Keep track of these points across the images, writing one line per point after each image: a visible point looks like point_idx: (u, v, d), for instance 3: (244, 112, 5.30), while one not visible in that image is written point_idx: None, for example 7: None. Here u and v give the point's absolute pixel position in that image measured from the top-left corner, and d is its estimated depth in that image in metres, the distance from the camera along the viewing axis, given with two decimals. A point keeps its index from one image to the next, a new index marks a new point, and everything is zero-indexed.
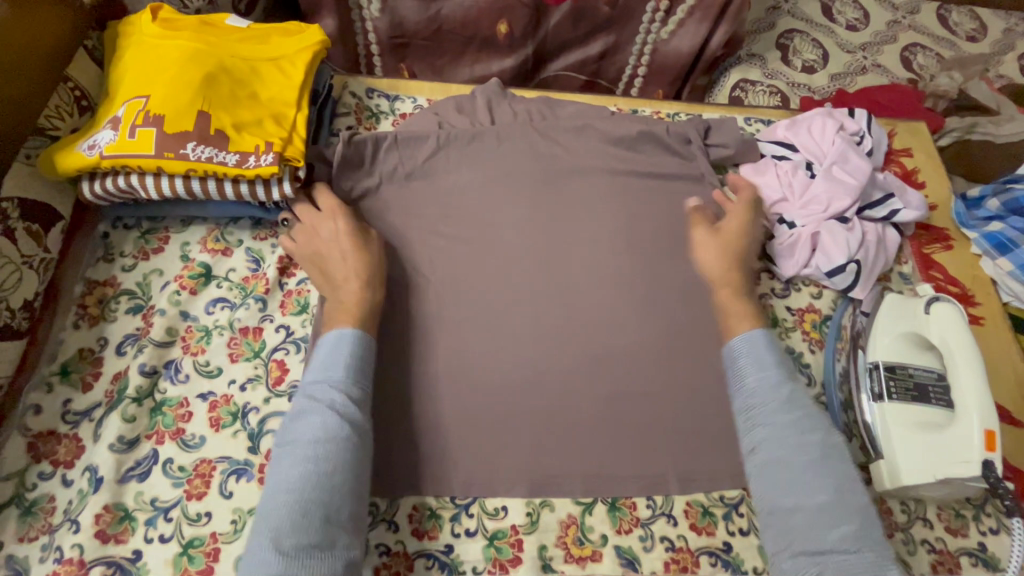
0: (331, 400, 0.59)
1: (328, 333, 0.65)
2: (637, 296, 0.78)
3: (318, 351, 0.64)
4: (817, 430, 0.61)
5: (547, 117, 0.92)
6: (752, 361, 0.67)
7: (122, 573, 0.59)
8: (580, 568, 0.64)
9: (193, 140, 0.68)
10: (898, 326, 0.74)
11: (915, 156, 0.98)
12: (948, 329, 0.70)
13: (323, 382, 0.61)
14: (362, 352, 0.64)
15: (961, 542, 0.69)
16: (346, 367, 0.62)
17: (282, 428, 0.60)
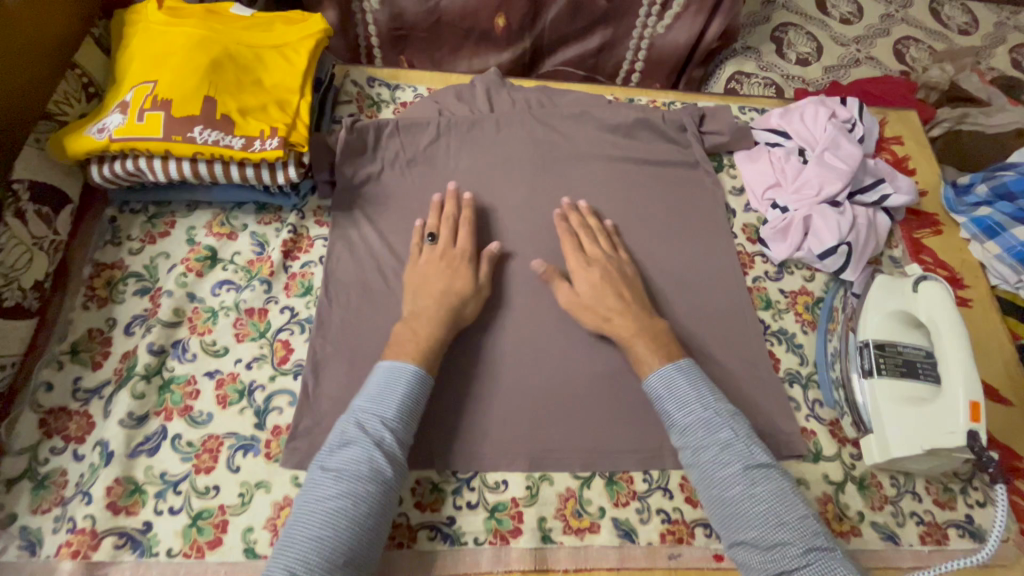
0: (381, 438, 0.60)
1: (385, 362, 0.65)
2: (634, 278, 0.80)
3: (372, 380, 0.64)
4: (743, 455, 0.61)
5: (545, 105, 0.94)
6: (670, 398, 0.66)
7: (134, 543, 0.60)
8: (579, 539, 0.66)
9: (200, 124, 0.69)
10: (886, 306, 0.75)
11: (905, 144, 1.00)
12: (934, 306, 0.71)
13: (375, 415, 0.61)
14: (416, 390, 0.64)
15: (949, 515, 0.71)
16: (400, 404, 0.62)
17: (324, 453, 0.61)
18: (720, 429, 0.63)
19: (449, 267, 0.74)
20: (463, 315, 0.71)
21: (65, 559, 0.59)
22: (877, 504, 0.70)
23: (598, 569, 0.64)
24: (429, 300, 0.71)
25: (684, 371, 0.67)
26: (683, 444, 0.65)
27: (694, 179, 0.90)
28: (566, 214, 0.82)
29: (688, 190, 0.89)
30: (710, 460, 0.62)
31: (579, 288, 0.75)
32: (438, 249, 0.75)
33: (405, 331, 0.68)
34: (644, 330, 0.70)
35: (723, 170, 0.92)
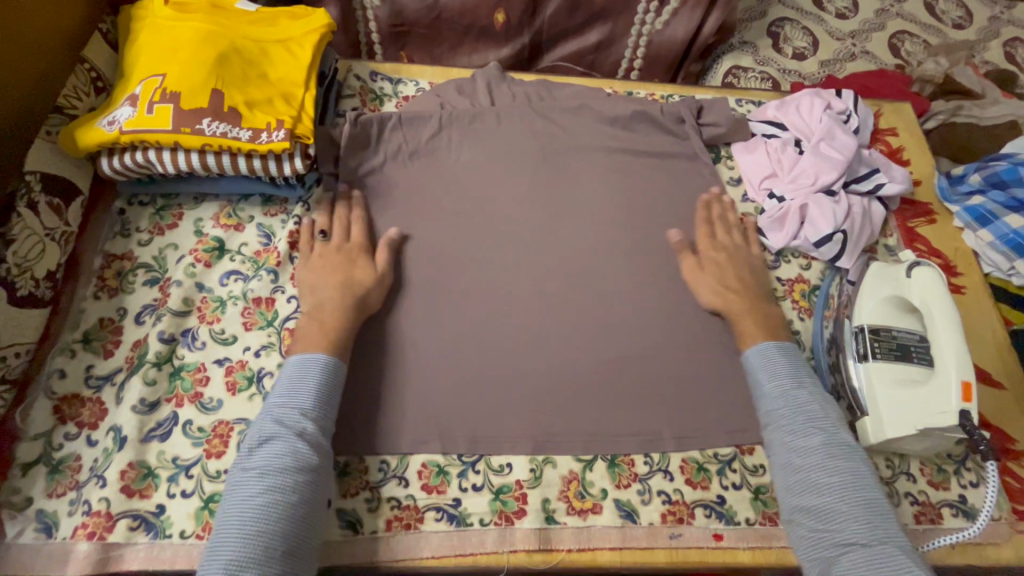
0: (302, 428, 0.62)
1: (296, 356, 0.67)
2: (634, 267, 0.82)
3: (283, 375, 0.66)
4: (826, 430, 0.66)
5: (546, 99, 0.95)
6: (766, 369, 0.71)
7: (147, 525, 0.62)
8: (582, 519, 0.67)
9: (208, 116, 0.71)
10: (880, 291, 0.77)
11: (900, 135, 1.02)
12: (928, 291, 0.73)
13: (290, 408, 0.63)
14: (329, 378, 0.66)
15: (943, 495, 0.72)
16: (315, 393, 0.64)
17: (243, 451, 0.61)
18: (808, 404, 0.68)
19: (346, 259, 0.75)
20: (367, 306, 0.73)
21: (82, 539, 0.60)
22: None
23: (601, 548, 0.66)
24: (332, 293, 0.72)
25: (784, 350, 0.72)
26: (768, 414, 0.69)
27: (692, 170, 0.91)
28: (710, 202, 0.87)
29: (687, 180, 0.90)
30: (789, 433, 0.66)
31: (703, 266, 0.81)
32: (331, 246, 0.77)
33: (311, 324, 0.69)
34: (750, 310, 0.76)
35: (721, 161, 0.94)
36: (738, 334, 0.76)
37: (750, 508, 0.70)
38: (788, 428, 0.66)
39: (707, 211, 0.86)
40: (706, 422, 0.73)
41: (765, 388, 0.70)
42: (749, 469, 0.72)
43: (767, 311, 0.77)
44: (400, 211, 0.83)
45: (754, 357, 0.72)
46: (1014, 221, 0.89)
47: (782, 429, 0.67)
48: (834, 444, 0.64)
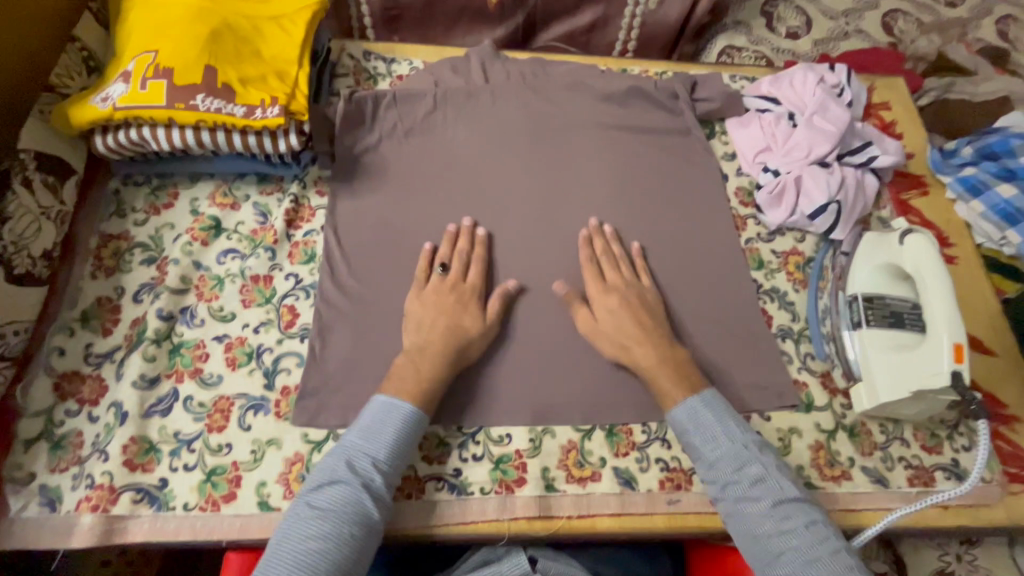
0: (370, 480, 0.60)
1: (383, 397, 0.65)
2: (631, 241, 0.82)
3: (367, 415, 0.64)
4: (775, 492, 0.62)
5: (540, 76, 0.95)
6: (696, 432, 0.66)
7: (151, 498, 0.63)
8: (581, 487, 0.68)
9: (202, 92, 0.71)
10: (873, 262, 0.78)
11: (894, 110, 1.02)
12: (922, 258, 0.72)
13: (365, 455, 0.61)
14: (409, 430, 0.64)
15: (936, 459, 0.73)
16: (392, 445, 0.62)
17: (308, 483, 0.60)
18: (751, 465, 0.63)
19: (458, 302, 0.72)
20: (465, 355, 0.70)
21: (85, 512, 0.61)
22: (867, 450, 0.73)
23: (600, 515, 0.67)
24: (435, 335, 0.69)
25: (708, 404, 0.67)
26: (712, 481, 0.65)
27: (687, 145, 0.92)
28: (591, 236, 0.80)
29: (682, 156, 0.90)
30: (741, 496, 0.62)
31: (597, 314, 0.74)
32: (447, 282, 0.74)
33: (408, 366, 0.67)
34: (659, 353, 0.70)
35: (715, 136, 0.94)
36: (656, 393, 0.69)
37: None
38: (738, 492, 0.63)
39: (589, 246, 0.79)
40: None
41: (700, 455, 0.65)
42: None
43: (677, 364, 0.70)
44: (396, 189, 0.83)
45: (680, 421, 0.67)
46: (1006, 191, 0.89)
47: (731, 492, 0.63)
48: (783, 503, 0.61)
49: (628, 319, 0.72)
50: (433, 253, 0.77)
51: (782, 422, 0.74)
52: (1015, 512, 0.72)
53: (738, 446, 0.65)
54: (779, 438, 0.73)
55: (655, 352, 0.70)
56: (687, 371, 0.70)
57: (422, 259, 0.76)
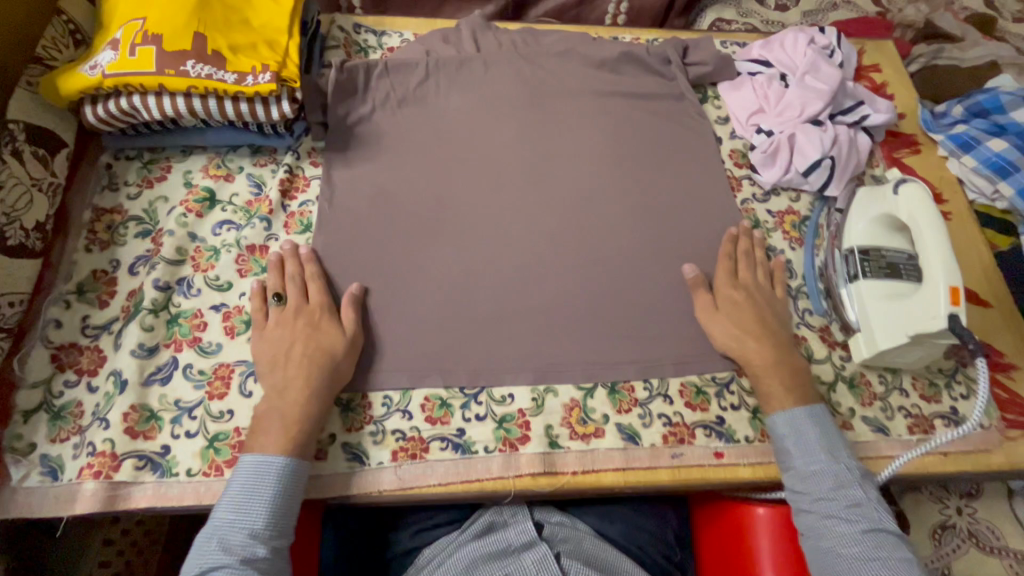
0: (251, 554, 0.57)
1: (249, 457, 0.60)
2: (672, 217, 0.82)
3: (234, 483, 0.60)
4: (869, 517, 0.62)
5: (531, 44, 0.95)
6: (795, 440, 0.67)
7: (154, 465, 0.62)
8: (585, 444, 0.68)
9: (191, 58, 0.70)
10: (865, 214, 0.79)
11: (884, 72, 1.03)
12: (915, 207, 0.73)
13: (241, 528, 0.58)
14: (285, 489, 0.60)
15: (935, 407, 0.74)
16: (268, 510, 0.59)
17: (191, 565, 0.58)
18: (851, 487, 0.64)
19: (308, 327, 0.67)
20: (339, 377, 0.66)
21: (88, 479, 0.61)
22: (867, 400, 0.74)
23: (605, 469, 0.68)
24: (294, 370, 0.65)
25: (816, 418, 0.67)
26: (802, 492, 0.65)
27: (679, 109, 0.92)
28: (737, 235, 0.80)
29: (676, 120, 0.91)
30: (830, 514, 0.63)
31: (720, 304, 0.74)
32: (288, 310, 0.69)
33: (271, 411, 0.63)
34: (775, 352, 0.71)
35: (708, 101, 0.94)
36: (761, 394, 0.70)
37: (749, 427, 0.71)
38: (830, 509, 0.63)
39: (731, 245, 0.79)
40: (704, 348, 0.74)
41: (794, 464, 0.66)
42: (747, 391, 0.73)
43: (794, 365, 0.70)
44: (390, 159, 0.83)
45: (780, 427, 0.67)
46: (997, 145, 0.90)
47: (821, 507, 0.64)
48: (873, 531, 0.62)
49: (752, 316, 0.73)
50: (264, 288, 0.72)
51: None
52: (1014, 457, 0.73)
53: (836, 465, 0.65)
54: None
55: (774, 355, 0.70)
56: (802, 374, 0.70)
57: (256, 299, 0.70)
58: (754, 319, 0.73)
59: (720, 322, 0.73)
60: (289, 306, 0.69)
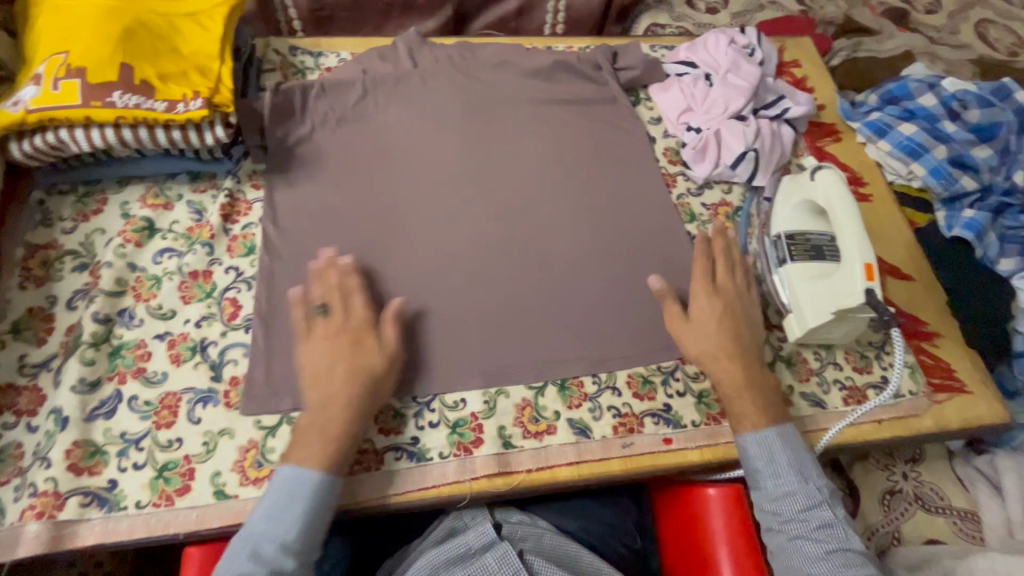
0: (279, 566, 0.58)
1: (288, 468, 0.61)
2: (603, 216, 0.85)
3: (269, 494, 0.60)
4: (836, 537, 0.65)
5: (468, 58, 0.97)
6: (765, 462, 0.68)
7: (100, 501, 0.61)
8: (538, 441, 0.70)
9: (118, 89, 0.71)
10: (789, 199, 0.83)
11: (804, 66, 1.09)
12: (831, 191, 0.79)
13: (272, 539, 0.58)
14: (319, 505, 0.61)
15: (867, 378, 0.78)
16: (301, 523, 0.59)
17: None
18: (820, 509, 0.66)
19: (352, 343, 0.66)
20: (378, 393, 0.66)
21: (30, 521, 0.59)
22: (804, 376, 0.77)
23: (559, 465, 0.69)
24: (337, 384, 0.64)
25: (784, 438, 0.69)
26: (772, 512, 0.68)
27: (614, 112, 0.95)
28: (713, 237, 0.80)
29: (610, 122, 0.94)
30: (798, 534, 0.66)
31: (692, 318, 0.74)
32: (334, 325, 0.68)
33: (313, 423, 0.63)
34: (741, 370, 0.71)
35: (641, 103, 0.99)
36: (734, 414, 0.71)
37: (695, 412, 0.74)
38: (796, 530, 0.66)
39: (707, 245, 0.78)
40: (650, 339, 0.77)
41: (763, 486, 0.68)
42: (691, 376, 0.76)
43: (766, 381, 0.71)
44: (331, 177, 0.84)
45: (751, 450, 0.69)
46: (908, 129, 0.96)
47: (789, 526, 0.67)
48: (839, 551, 0.64)
49: (728, 335, 0.72)
50: (307, 296, 0.70)
51: None
52: (941, 419, 0.78)
53: (804, 487, 0.67)
54: None
55: (745, 377, 0.71)
56: (765, 389, 0.71)
57: (297, 308, 0.69)
58: (725, 338, 0.72)
59: (692, 337, 0.73)
60: (334, 320, 0.68)
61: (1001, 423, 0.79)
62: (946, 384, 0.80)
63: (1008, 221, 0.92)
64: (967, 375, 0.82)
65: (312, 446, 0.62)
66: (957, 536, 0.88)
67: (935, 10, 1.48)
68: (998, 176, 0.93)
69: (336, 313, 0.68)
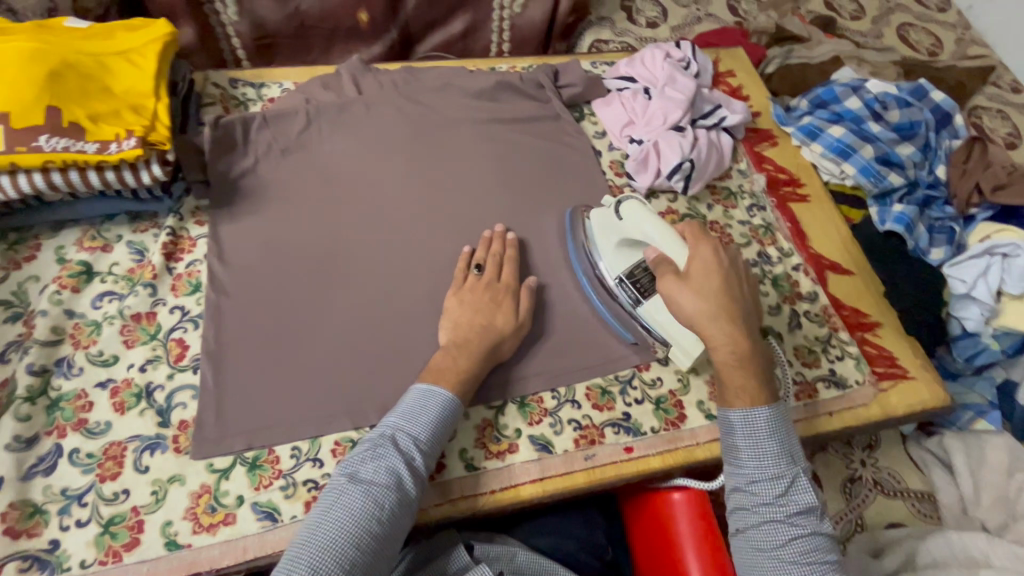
0: (411, 459, 0.62)
1: (422, 385, 0.67)
2: (554, 230, 0.86)
3: (406, 399, 0.66)
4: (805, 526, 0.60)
5: (410, 82, 0.97)
6: (752, 442, 0.62)
7: (41, 564, 0.59)
8: (500, 461, 0.70)
9: (45, 133, 0.69)
10: (606, 243, 0.79)
11: (738, 75, 1.14)
12: (639, 224, 0.72)
13: (406, 434, 0.63)
14: (447, 415, 0.66)
15: (817, 372, 0.81)
16: (432, 427, 0.64)
17: (348, 456, 0.62)
18: (800, 492, 0.61)
19: (496, 301, 0.74)
20: (502, 353, 0.72)
21: None
22: None
23: (522, 483, 0.69)
24: (474, 330, 0.71)
25: (771, 417, 0.63)
26: (747, 493, 0.62)
27: (558, 129, 0.97)
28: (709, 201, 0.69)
29: (555, 139, 0.96)
30: (769, 520, 0.60)
31: (687, 273, 0.65)
32: (484, 282, 0.76)
33: (448, 359, 0.69)
34: (733, 343, 0.63)
35: (585, 118, 1.01)
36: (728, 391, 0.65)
37: (654, 418, 0.75)
38: (769, 513, 0.60)
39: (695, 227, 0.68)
40: (605, 349, 0.78)
41: (744, 467, 0.62)
42: (648, 383, 0.77)
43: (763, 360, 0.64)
44: (276, 209, 0.83)
45: (737, 426, 0.63)
46: (836, 132, 1.02)
47: (763, 511, 0.61)
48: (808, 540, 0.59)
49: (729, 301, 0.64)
50: (471, 255, 0.80)
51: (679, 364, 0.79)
52: (888, 406, 0.81)
53: (784, 469, 0.61)
54: (677, 380, 0.78)
55: (736, 352, 0.63)
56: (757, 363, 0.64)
57: (462, 260, 0.78)
58: (724, 302, 0.63)
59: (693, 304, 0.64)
60: (488, 280, 0.76)
61: (943, 406, 0.83)
62: (889, 371, 0.84)
63: (934, 213, 1.00)
64: (909, 362, 0.85)
65: (445, 371, 0.68)
66: (917, 517, 0.91)
67: (860, 16, 1.55)
68: (921, 170, 1.02)
69: (500, 276, 0.77)
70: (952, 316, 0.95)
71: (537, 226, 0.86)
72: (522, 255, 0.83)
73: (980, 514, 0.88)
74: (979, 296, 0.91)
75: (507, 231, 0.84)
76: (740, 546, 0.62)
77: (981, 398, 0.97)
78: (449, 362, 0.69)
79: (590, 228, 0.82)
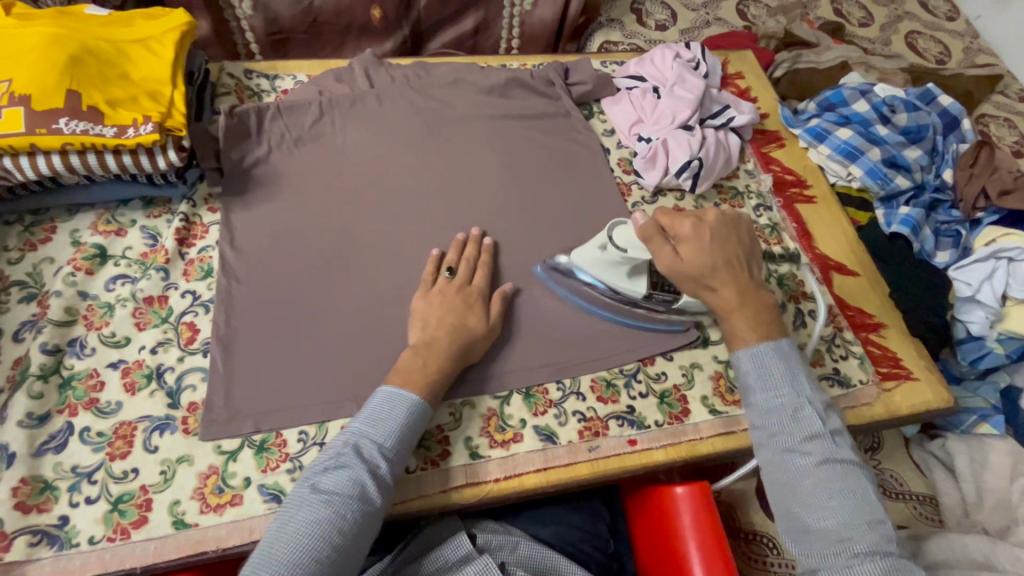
0: (375, 467, 0.61)
1: (387, 389, 0.65)
2: (561, 225, 0.87)
3: (370, 404, 0.65)
4: (823, 450, 0.60)
5: (422, 76, 0.98)
6: (757, 376, 0.65)
7: (50, 539, 0.60)
8: (505, 450, 0.71)
9: (65, 116, 0.70)
10: (619, 275, 0.76)
11: (747, 77, 1.15)
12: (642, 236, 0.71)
13: (370, 441, 0.62)
14: (413, 420, 0.64)
15: (820, 370, 0.81)
16: (397, 434, 0.63)
17: (311, 466, 0.61)
18: (808, 419, 0.61)
19: (464, 303, 0.73)
20: (471, 356, 0.71)
21: None
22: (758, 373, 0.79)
23: (527, 472, 0.70)
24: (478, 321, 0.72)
25: (780, 351, 0.65)
26: (761, 427, 0.64)
27: (568, 126, 0.98)
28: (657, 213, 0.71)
29: (564, 136, 0.97)
30: (787, 448, 0.61)
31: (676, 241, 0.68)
32: (454, 285, 0.75)
33: (415, 361, 0.68)
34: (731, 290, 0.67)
35: (594, 116, 1.02)
36: (727, 332, 0.68)
37: (659, 412, 0.75)
38: (784, 444, 0.61)
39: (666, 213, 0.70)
40: (613, 343, 0.79)
41: (754, 400, 0.64)
42: (653, 378, 0.78)
43: (763, 304, 0.68)
44: (286, 198, 0.84)
45: (745, 366, 0.65)
46: (844, 134, 1.02)
47: (781, 442, 0.62)
48: (827, 463, 0.59)
49: (716, 261, 0.67)
50: (442, 258, 0.78)
51: (684, 359, 0.79)
52: (892, 405, 0.81)
53: (796, 398, 0.63)
54: (681, 375, 0.78)
55: (737, 295, 0.67)
56: (760, 308, 0.67)
57: (432, 264, 0.77)
58: (718, 257, 0.67)
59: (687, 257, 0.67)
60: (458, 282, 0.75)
61: (947, 406, 0.83)
62: (893, 372, 0.84)
63: (940, 216, 1.01)
64: (913, 363, 0.86)
65: (450, 360, 0.69)
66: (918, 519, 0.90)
67: (869, 23, 1.56)
68: (929, 173, 1.03)
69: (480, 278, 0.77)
70: (957, 319, 0.96)
71: (545, 220, 0.87)
72: (527, 249, 0.83)
73: (983, 517, 0.88)
74: (983, 299, 0.92)
75: (483, 236, 0.82)
76: (765, 480, 0.63)
77: (985, 403, 0.96)
78: (417, 363, 0.68)
79: (581, 267, 0.77)
